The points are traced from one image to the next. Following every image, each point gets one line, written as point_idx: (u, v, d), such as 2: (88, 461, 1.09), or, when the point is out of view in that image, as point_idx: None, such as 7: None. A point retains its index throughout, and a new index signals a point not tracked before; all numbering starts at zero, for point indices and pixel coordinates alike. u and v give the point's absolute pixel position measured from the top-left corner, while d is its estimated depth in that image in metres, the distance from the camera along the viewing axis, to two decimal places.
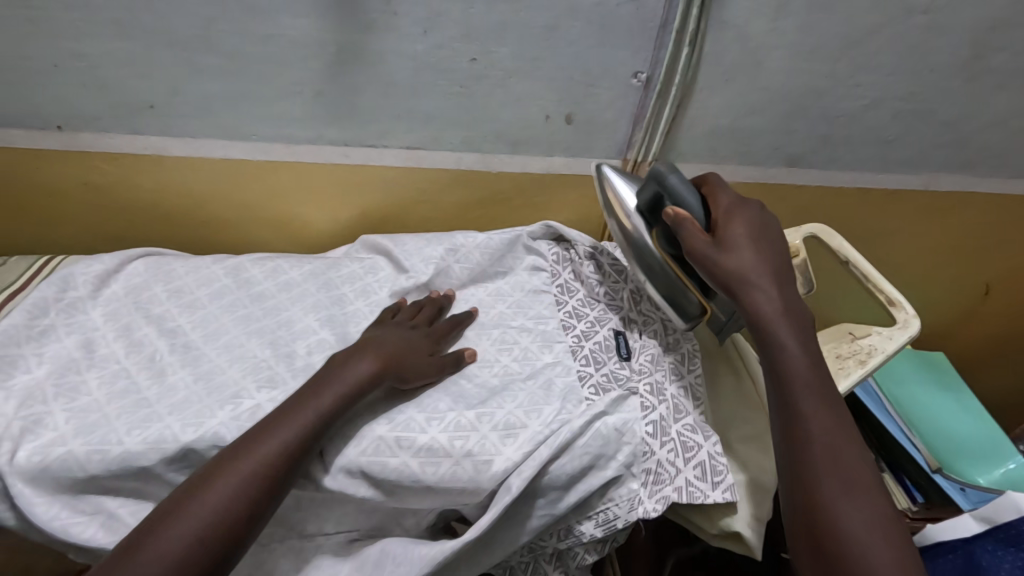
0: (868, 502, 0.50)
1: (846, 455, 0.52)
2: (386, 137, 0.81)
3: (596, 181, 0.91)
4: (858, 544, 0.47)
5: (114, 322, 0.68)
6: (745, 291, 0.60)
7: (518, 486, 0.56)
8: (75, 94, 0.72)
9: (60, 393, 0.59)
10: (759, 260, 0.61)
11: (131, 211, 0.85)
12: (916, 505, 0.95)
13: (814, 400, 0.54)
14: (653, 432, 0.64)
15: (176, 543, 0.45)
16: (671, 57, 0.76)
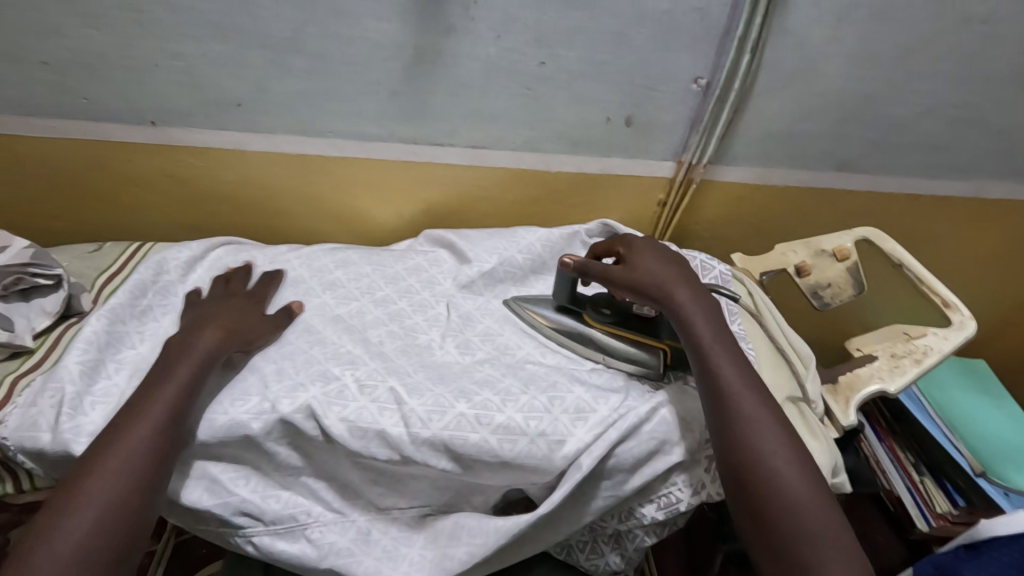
0: (788, 450, 0.55)
1: (756, 399, 0.58)
2: (453, 136, 0.85)
3: (650, 182, 0.93)
4: (773, 475, 0.53)
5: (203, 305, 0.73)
6: (663, 292, 0.68)
7: (588, 464, 0.60)
8: (170, 91, 0.77)
9: None
10: (666, 266, 0.71)
11: (210, 202, 0.90)
12: (956, 509, 0.93)
13: (724, 356, 0.61)
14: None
15: (117, 481, 0.50)
16: (731, 63, 0.78)
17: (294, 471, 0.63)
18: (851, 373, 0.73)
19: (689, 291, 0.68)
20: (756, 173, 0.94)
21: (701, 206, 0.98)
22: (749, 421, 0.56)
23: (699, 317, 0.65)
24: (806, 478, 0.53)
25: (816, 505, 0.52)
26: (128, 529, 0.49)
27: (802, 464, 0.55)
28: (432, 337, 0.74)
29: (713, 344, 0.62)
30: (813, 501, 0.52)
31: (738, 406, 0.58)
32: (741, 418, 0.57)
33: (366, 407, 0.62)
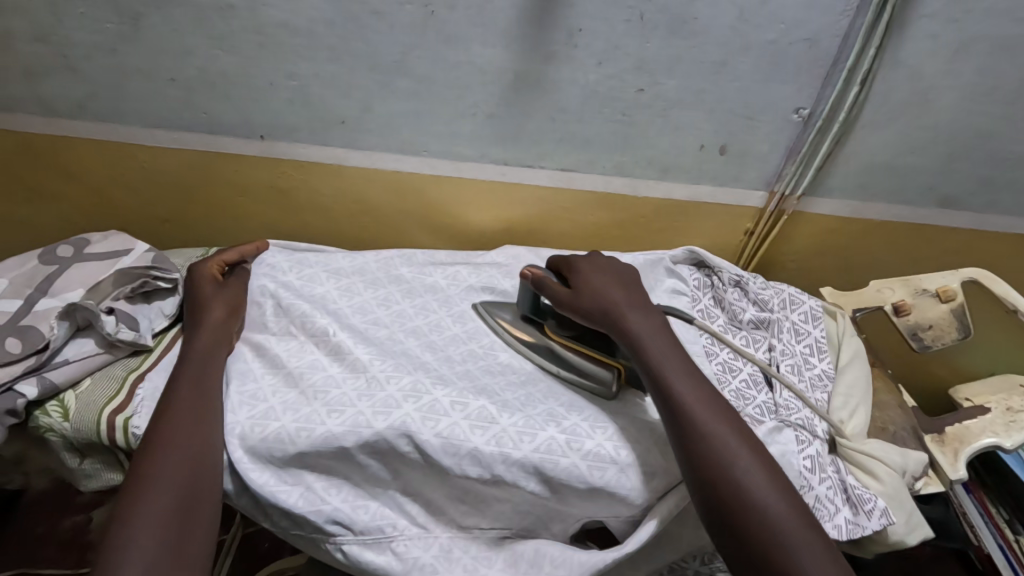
0: (749, 450, 0.55)
1: (710, 406, 0.59)
2: (543, 158, 0.86)
3: (738, 211, 0.92)
4: (739, 482, 0.52)
5: (292, 309, 0.74)
6: (613, 316, 0.68)
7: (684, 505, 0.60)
8: (281, 108, 0.82)
9: (267, 370, 0.68)
10: (616, 291, 0.70)
11: (306, 212, 0.94)
12: None
13: (674, 367, 0.62)
14: (811, 467, 0.63)
15: (168, 467, 0.53)
16: (836, 95, 0.76)
17: (382, 484, 0.64)
18: (960, 425, 0.72)
19: (636, 312, 0.68)
20: (852, 207, 0.91)
21: (790, 236, 0.95)
22: (705, 431, 0.56)
23: (649, 336, 0.65)
24: (770, 481, 0.53)
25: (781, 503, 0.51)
26: (172, 510, 0.51)
27: (766, 466, 0.54)
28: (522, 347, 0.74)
29: (665, 360, 0.63)
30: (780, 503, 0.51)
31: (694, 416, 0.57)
32: (699, 430, 0.56)
33: (458, 424, 0.63)
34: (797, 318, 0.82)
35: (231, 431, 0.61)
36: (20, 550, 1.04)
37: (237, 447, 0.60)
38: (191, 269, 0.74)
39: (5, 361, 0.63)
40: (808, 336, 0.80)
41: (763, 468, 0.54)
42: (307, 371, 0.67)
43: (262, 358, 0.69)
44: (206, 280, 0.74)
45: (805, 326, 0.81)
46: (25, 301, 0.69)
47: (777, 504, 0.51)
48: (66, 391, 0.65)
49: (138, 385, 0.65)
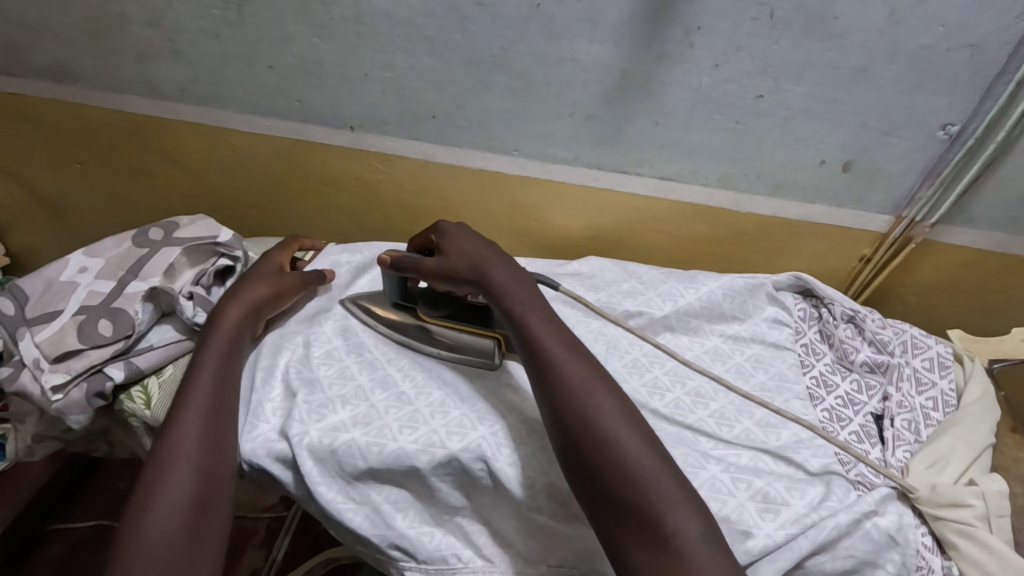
0: (621, 410, 0.51)
1: (564, 343, 0.55)
2: (641, 165, 0.80)
3: (857, 236, 0.82)
4: (595, 422, 0.49)
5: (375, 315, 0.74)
6: (476, 267, 0.62)
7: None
8: (374, 100, 0.80)
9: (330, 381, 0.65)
10: (482, 243, 0.65)
11: (390, 206, 0.92)
12: None
13: (532, 315, 0.58)
14: (932, 547, 0.56)
15: (181, 464, 0.51)
16: (997, 111, 0.66)
17: (451, 509, 0.60)
18: None
19: (501, 261, 0.63)
20: (995, 240, 0.79)
21: (917, 265, 0.84)
22: (560, 372, 0.53)
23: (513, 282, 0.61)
24: (643, 441, 0.49)
25: (652, 462, 0.47)
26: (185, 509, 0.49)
27: (636, 423, 0.50)
28: (615, 367, 0.70)
29: (526, 306, 0.58)
30: (656, 463, 0.47)
31: (558, 377, 0.53)
32: (565, 394, 0.51)
33: (537, 452, 0.59)
34: (920, 365, 0.72)
35: (300, 441, 0.59)
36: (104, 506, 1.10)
37: (307, 458, 0.58)
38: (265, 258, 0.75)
39: (96, 345, 0.65)
40: (932, 388, 0.70)
41: (618, 405, 0.51)
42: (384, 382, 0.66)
43: (332, 362, 0.68)
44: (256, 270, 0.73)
45: (930, 376, 0.70)
46: (117, 283, 0.71)
47: (629, 439, 0.48)
48: (150, 376, 0.67)
49: None
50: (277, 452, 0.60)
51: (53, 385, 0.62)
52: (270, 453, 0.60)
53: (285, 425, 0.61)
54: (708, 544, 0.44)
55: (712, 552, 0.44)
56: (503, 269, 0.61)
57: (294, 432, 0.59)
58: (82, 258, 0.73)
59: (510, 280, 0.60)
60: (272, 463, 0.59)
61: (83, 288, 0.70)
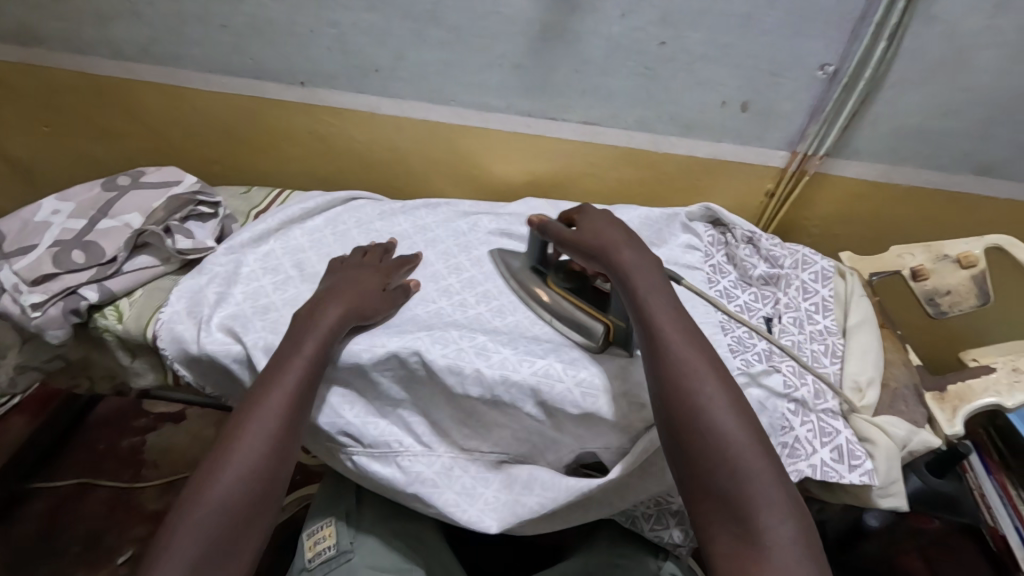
0: (735, 405, 0.52)
1: (683, 330, 0.57)
2: (568, 111, 0.89)
3: (760, 171, 0.92)
4: (701, 411, 0.52)
5: (318, 247, 0.86)
6: (603, 250, 0.67)
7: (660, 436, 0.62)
8: (323, 56, 0.87)
9: (290, 303, 0.75)
10: (613, 227, 0.69)
11: (346, 160, 1.00)
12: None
13: (659, 303, 0.60)
14: (794, 410, 0.65)
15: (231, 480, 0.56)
16: (863, 51, 0.76)
17: (393, 403, 0.70)
18: (963, 384, 0.71)
19: (632, 248, 0.66)
20: (880, 170, 0.90)
21: (816, 199, 0.95)
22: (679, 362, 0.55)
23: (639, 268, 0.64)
24: (744, 430, 0.51)
25: (752, 459, 0.49)
26: (222, 523, 0.54)
27: (745, 416, 0.52)
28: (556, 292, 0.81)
29: (656, 297, 0.60)
30: (755, 458, 0.49)
31: (675, 358, 0.55)
32: (678, 373, 0.54)
33: (464, 349, 0.68)
34: (807, 278, 0.82)
35: (256, 343, 0.68)
36: (88, 461, 1.17)
37: (263, 358, 0.68)
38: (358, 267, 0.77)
39: (71, 270, 0.72)
40: (815, 295, 0.80)
41: (730, 398, 0.53)
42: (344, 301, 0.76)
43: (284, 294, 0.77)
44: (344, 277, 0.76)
45: (814, 286, 0.81)
46: (88, 220, 0.78)
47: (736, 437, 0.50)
48: (122, 299, 0.74)
49: (162, 310, 0.72)
50: (234, 354, 0.69)
51: (31, 303, 0.69)
52: (228, 355, 0.69)
53: (237, 332, 0.70)
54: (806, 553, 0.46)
55: (804, 561, 0.45)
56: (631, 257, 0.64)
57: (249, 337, 0.69)
58: (55, 203, 0.80)
59: (632, 271, 0.63)
60: (231, 364, 0.69)
61: (56, 226, 0.77)
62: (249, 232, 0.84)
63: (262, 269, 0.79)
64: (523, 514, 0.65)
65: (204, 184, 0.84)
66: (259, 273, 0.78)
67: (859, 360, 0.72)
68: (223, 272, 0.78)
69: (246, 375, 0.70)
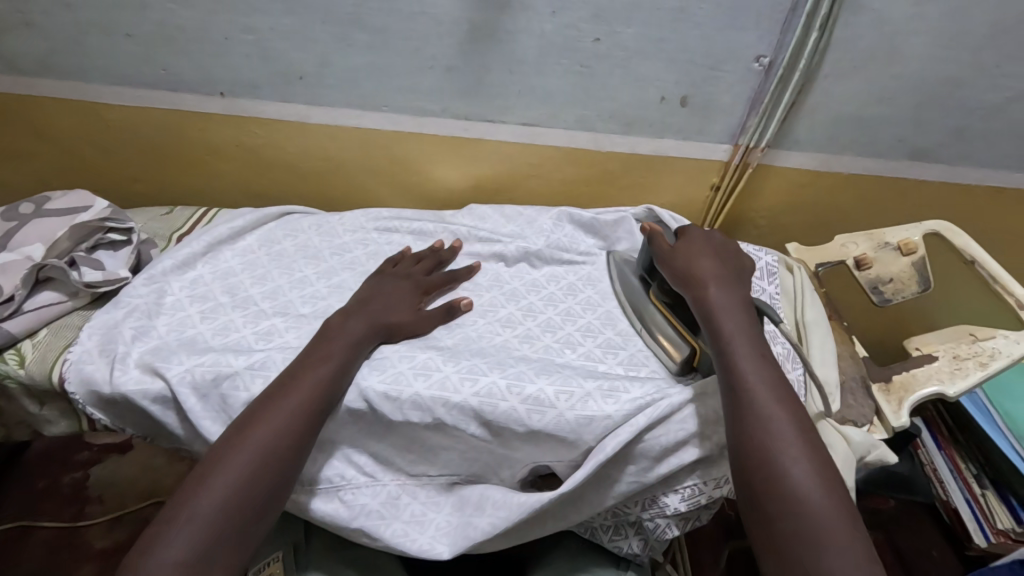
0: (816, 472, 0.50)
1: (770, 385, 0.55)
2: (506, 113, 0.85)
3: (705, 166, 0.91)
4: (777, 472, 0.50)
5: (251, 270, 0.80)
6: (699, 286, 0.66)
7: (612, 447, 0.61)
8: (241, 64, 0.81)
9: (217, 333, 0.71)
10: (708, 260, 0.69)
11: (276, 172, 0.95)
12: (987, 489, 0.97)
13: (746, 351, 0.58)
14: None
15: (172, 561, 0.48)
16: (796, 42, 0.75)
17: (331, 434, 0.67)
18: (908, 373, 0.71)
19: (721, 287, 0.65)
20: (821, 160, 0.90)
21: (759, 192, 0.95)
22: (764, 421, 0.52)
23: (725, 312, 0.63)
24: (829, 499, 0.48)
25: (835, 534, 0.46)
26: None
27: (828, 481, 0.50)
28: (510, 311, 0.79)
29: (739, 344, 0.59)
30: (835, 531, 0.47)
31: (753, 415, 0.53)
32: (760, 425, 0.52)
33: (403, 372, 0.66)
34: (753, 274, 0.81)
35: (181, 379, 0.63)
36: (24, 504, 1.04)
37: (190, 395, 0.62)
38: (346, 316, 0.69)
39: None
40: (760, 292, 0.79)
41: (812, 462, 0.50)
42: (280, 330, 0.72)
43: (210, 322, 0.72)
44: (330, 329, 0.67)
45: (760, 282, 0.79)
46: None
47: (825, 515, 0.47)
48: (24, 341, 0.68)
49: (68, 350, 0.67)
50: (154, 393, 0.63)
51: None
52: (147, 395, 0.63)
53: (157, 366, 0.64)
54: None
55: None
56: (716, 297, 0.64)
57: (172, 373, 0.63)
58: None
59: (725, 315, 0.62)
60: (151, 405, 0.64)
61: None
62: (172, 257, 0.78)
63: (192, 300, 0.74)
64: (473, 539, 0.62)
65: (114, 209, 0.78)
66: (185, 302, 0.74)
67: (816, 364, 0.71)
68: (144, 304, 0.72)
69: (172, 417, 0.65)
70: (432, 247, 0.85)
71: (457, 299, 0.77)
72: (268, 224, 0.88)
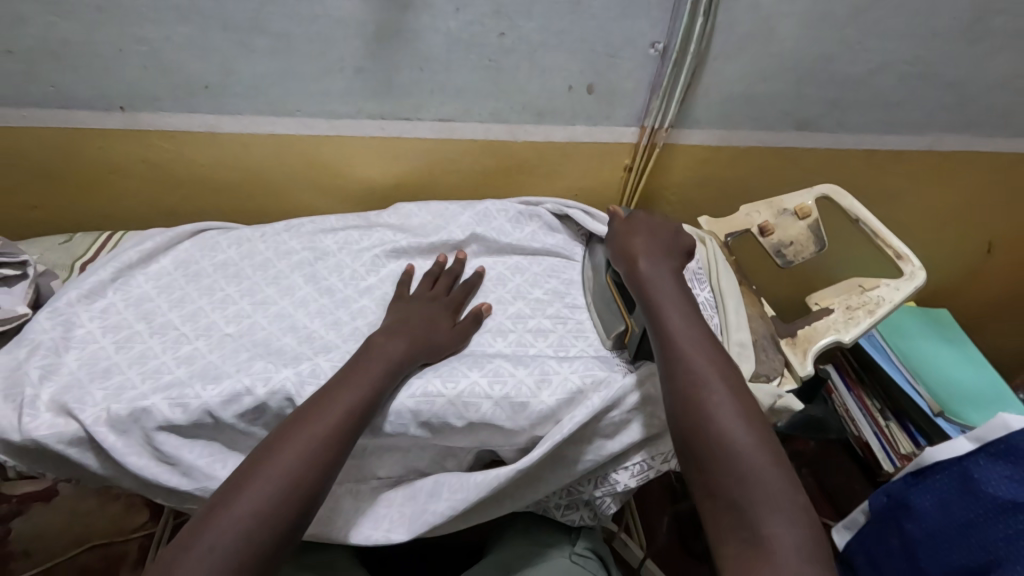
0: (733, 402, 0.57)
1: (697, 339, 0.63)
2: (421, 110, 0.87)
3: (616, 148, 0.97)
4: (699, 403, 0.56)
5: (166, 295, 0.78)
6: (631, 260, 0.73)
7: (568, 429, 0.64)
8: (137, 77, 0.79)
9: (134, 362, 0.69)
10: (644, 237, 0.76)
11: (188, 184, 0.92)
12: (892, 420, 1.10)
13: (674, 311, 0.66)
14: None
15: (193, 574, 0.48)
16: (685, 28, 0.80)
17: None
18: (809, 328, 0.79)
19: (654, 258, 0.73)
20: (718, 136, 0.97)
21: (668, 168, 1.01)
22: (691, 365, 0.60)
23: (656, 282, 0.70)
24: (749, 429, 0.55)
25: (750, 451, 0.53)
26: None
27: (747, 413, 0.56)
28: None
29: (668, 304, 0.67)
30: (749, 442, 0.53)
31: (681, 357, 0.61)
32: (684, 364, 0.60)
33: None
34: None
35: (95, 421, 0.62)
36: None
37: (107, 433, 0.61)
38: (384, 340, 0.68)
39: None
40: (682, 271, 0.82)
41: (735, 399, 0.57)
42: (203, 353, 0.71)
43: (127, 351, 0.70)
44: (371, 351, 0.66)
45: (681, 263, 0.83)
46: None
47: (764, 483, 0.51)
48: None
49: None
50: (69, 436, 0.62)
51: None
52: (62, 438, 0.62)
53: (72, 408, 0.63)
54: (805, 554, 0.47)
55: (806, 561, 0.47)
56: (648, 270, 0.71)
57: (85, 414, 0.62)
58: None
59: (658, 283, 0.69)
60: (66, 447, 0.62)
61: None
62: (77, 287, 0.74)
63: (104, 331, 0.72)
64: (432, 522, 0.64)
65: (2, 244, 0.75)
66: (97, 334, 0.71)
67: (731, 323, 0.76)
68: (49, 339, 0.69)
69: (90, 458, 0.64)
70: (438, 263, 0.84)
71: (480, 304, 0.79)
72: (184, 244, 0.85)
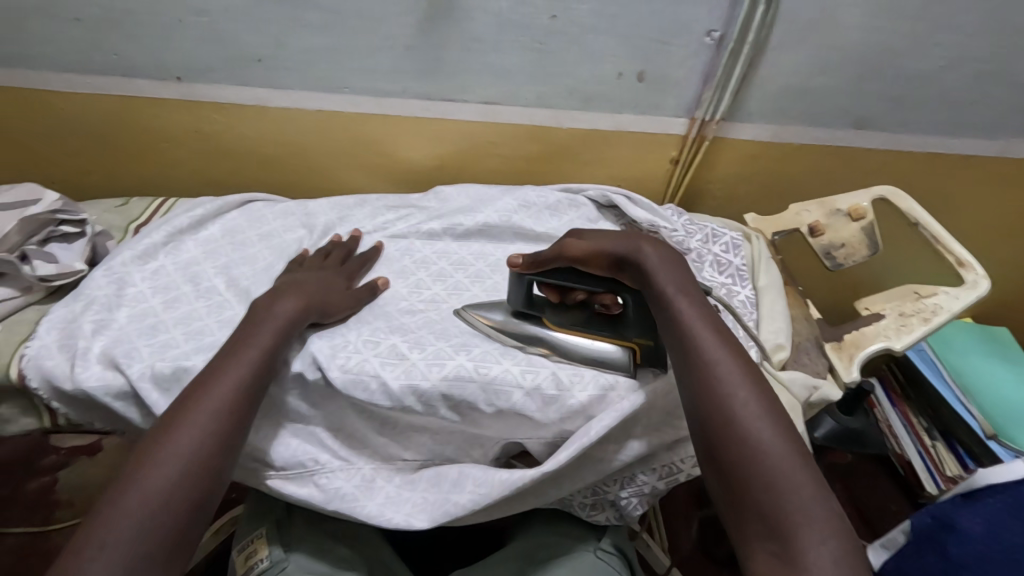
0: (760, 402, 0.48)
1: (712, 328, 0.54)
2: (466, 91, 0.86)
3: (662, 139, 0.94)
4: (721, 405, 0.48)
5: (212, 259, 0.80)
6: (629, 249, 0.64)
7: (595, 432, 0.61)
8: (194, 48, 0.81)
9: (178, 323, 0.70)
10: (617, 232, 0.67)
11: (236, 156, 0.94)
12: (939, 440, 1.04)
13: (684, 298, 0.57)
14: None
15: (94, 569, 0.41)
16: (744, 15, 0.77)
17: (304, 420, 0.68)
18: (857, 333, 0.76)
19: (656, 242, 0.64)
20: (772, 131, 0.94)
21: (715, 163, 0.98)
22: (709, 362, 0.51)
23: (664, 268, 0.61)
24: (779, 431, 0.46)
25: (781, 455, 0.44)
26: None
27: (775, 414, 0.47)
28: (475, 292, 0.80)
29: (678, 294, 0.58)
30: (777, 444, 0.45)
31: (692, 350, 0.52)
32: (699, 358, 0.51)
33: (368, 361, 0.66)
34: (719, 250, 0.83)
35: (141, 376, 0.63)
36: None
37: (152, 390, 0.63)
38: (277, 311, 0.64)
39: None
40: (729, 266, 0.81)
41: (760, 398, 0.48)
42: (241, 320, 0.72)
43: (173, 311, 0.72)
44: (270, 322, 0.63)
45: (727, 257, 0.82)
46: None
47: (796, 492, 0.42)
48: None
49: (27, 346, 0.67)
50: (115, 389, 0.64)
51: None
52: (109, 391, 0.64)
53: (118, 363, 0.64)
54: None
55: None
56: (655, 256, 0.62)
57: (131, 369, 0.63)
58: None
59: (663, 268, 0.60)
60: (110, 400, 0.64)
61: None
62: (132, 249, 0.77)
63: (155, 292, 0.74)
64: (453, 515, 0.63)
65: (64, 201, 0.78)
66: (147, 293, 0.73)
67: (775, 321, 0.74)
68: (103, 297, 0.71)
69: (133, 412, 0.66)
70: (330, 243, 0.82)
71: (376, 278, 0.78)
72: (232, 213, 0.87)
